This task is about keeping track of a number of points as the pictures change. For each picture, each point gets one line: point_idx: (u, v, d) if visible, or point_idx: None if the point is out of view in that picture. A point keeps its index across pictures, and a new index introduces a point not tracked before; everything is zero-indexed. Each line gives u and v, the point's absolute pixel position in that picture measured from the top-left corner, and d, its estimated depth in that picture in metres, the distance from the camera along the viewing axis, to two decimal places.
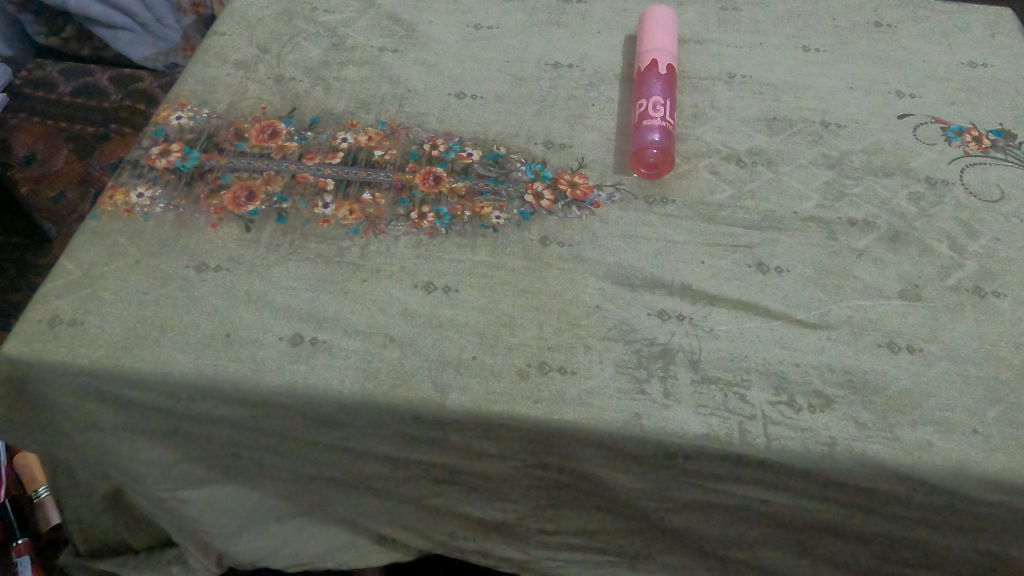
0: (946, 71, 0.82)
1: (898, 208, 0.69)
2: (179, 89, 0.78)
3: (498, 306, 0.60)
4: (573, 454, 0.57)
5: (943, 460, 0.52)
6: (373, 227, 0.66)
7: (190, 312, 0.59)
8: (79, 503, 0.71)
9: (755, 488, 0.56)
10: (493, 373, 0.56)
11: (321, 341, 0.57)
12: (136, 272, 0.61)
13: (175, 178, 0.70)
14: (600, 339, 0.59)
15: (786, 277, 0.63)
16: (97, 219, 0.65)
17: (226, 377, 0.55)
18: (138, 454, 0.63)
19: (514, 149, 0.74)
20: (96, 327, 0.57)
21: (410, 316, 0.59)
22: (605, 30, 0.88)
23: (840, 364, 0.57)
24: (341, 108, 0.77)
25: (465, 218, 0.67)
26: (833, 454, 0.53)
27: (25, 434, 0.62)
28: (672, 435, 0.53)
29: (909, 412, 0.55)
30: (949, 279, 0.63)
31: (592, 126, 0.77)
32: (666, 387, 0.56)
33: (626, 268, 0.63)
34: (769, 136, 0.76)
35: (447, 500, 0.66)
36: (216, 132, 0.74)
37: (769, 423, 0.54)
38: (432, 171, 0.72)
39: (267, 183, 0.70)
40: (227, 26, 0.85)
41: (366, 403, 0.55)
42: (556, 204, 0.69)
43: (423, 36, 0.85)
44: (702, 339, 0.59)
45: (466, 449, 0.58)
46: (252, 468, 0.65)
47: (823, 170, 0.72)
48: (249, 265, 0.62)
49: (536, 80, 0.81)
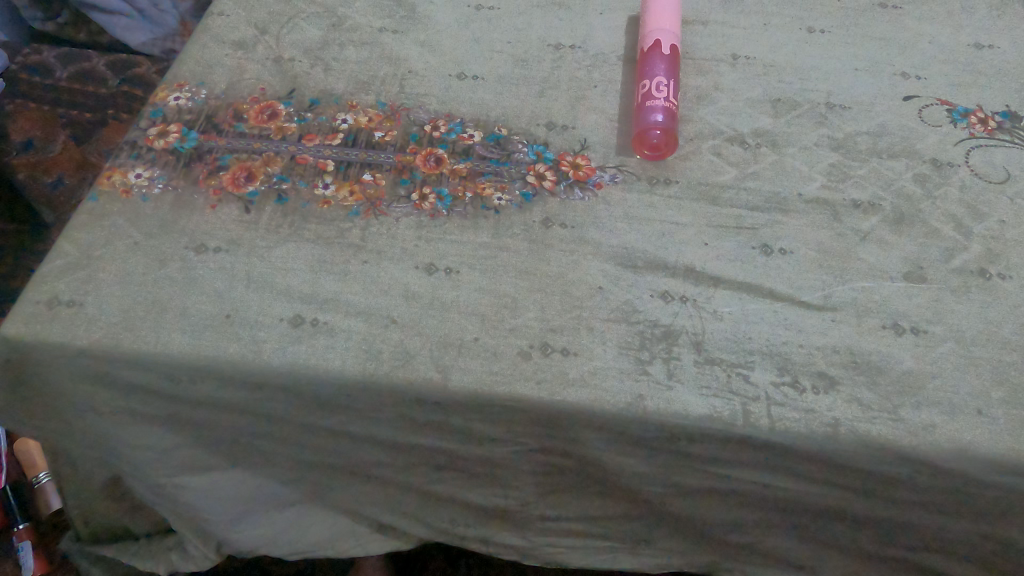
0: (953, 53, 0.81)
1: (903, 190, 0.68)
2: (177, 70, 0.77)
3: (501, 288, 0.60)
4: (576, 436, 0.56)
5: (948, 442, 0.52)
6: (374, 209, 0.65)
7: (190, 294, 0.58)
8: (80, 487, 0.72)
9: (757, 471, 0.56)
10: (495, 354, 0.56)
11: (322, 322, 0.57)
12: (134, 254, 0.60)
13: (174, 159, 0.69)
14: (602, 321, 0.58)
15: (791, 259, 0.63)
16: (95, 200, 0.64)
17: (226, 358, 0.55)
18: (138, 437, 0.63)
19: (516, 131, 0.73)
20: (96, 308, 0.57)
21: (411, 297, 0.59)
22: (607, 10, 0.87)
23: (844, 346, 0.57)
24: (341, 88, 0.76)
25: (467, 199, 0.67)
26: (837, 436, 0.52)
27: (22, 416, 0.61)
28: (676, 417, 0.53)
29: (914, 393, 0.54)
30: (955, 261, 0.63)
31: (594, 107, 0.76)
32: (670, 367, 0.55)
33: (629, 249, 0.63)
34: (774, 117, 0.75)
35: (447, 486, 0.66)
36: (214, 113, 0.73)
37: (773, 404, 0.54)
38: (433, 152, 0.71)
39: (266, 164, 0.69)
40: (224, 6, 0.84)
41: (368, 385, 0.55)
42: (558, 185, 0.68)
43: (423, 17, 0.84)
44: (706, 320, 0.58)
45: (468, 433, 0.58)
46: (253, 451, 0.64)
47: (828, 152, 0.72)
48: (248, 246, 0.62)
49: (538, 61, 0.80)
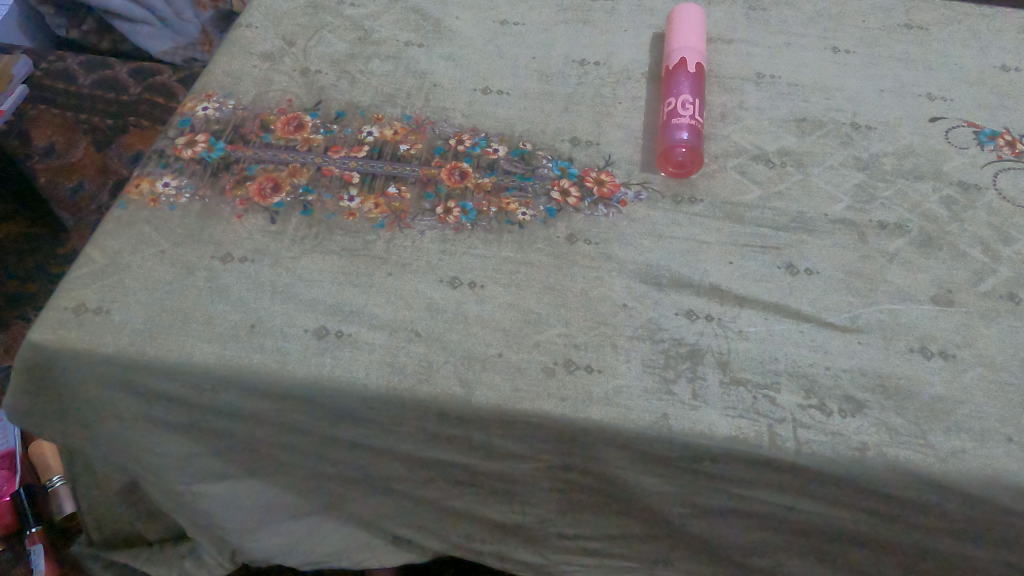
0: (980, 74, 0.81)
1: (930, 213, 0.68)
2: (205, 80, 0.77)
3: (525, 304, 0.60)
4: (598, 454, 0.56)
5: (977, 469, 0.51)
6: (398, 222, 0.65)
7: (216, 303, 0.58)
8: (100, 492, 0.72)
9: (780, 493, 0.56)
10: (519, 370, 0.56)
11: (346, 334, 0.57)
12: (161, 262, 0.61)
13: (201, 169, 0.69)
14: (627, 338, 0.58)
15: (816, 279, 0.62)
16: (123, 208, 0.65)
17: (250, 368, 0.55)
18: (159, 445, 0.63)
19: (540, 146, 0.74)
20: (122, 316, 0.57)
21: (435, 310, 0.59)
22: (632, 28, 0.87)
23: (871, 368, 0.57)
24: (367, 101, 0.77)
25: (491, 214, 0.67)
26: (864, 460, 0.52)
27: (46, 422, 0.62)
28: (701, 437, 0.53)
29: (942, 418, 0.54)
30: (982, 285, 0.62)
31: (619, 124, 0.76)
32: (695, 387, 0.55)
33: (654, 267, 0.63)
34: (798, 137, 0.75)
35: (466, 500, 0.66)
36: (242, 123, 0.74)
37: (799, 426, 0.53)
38: (458, 166, 0.71)
39: (292, 175, 0.69)
40: (252, 17, 0.85)
41: (391, 398, 0.54)
42: (583, 201, 0.68)
43: (449, 32, 0.85)
44: (731, 340, 0.58)
45: (489, 449, 0.58)
46: (273, 462, 0.65)
47: (853, 172, 0.71)
48: (274, 256, 0.62)
49: (563, 77, 0.80)
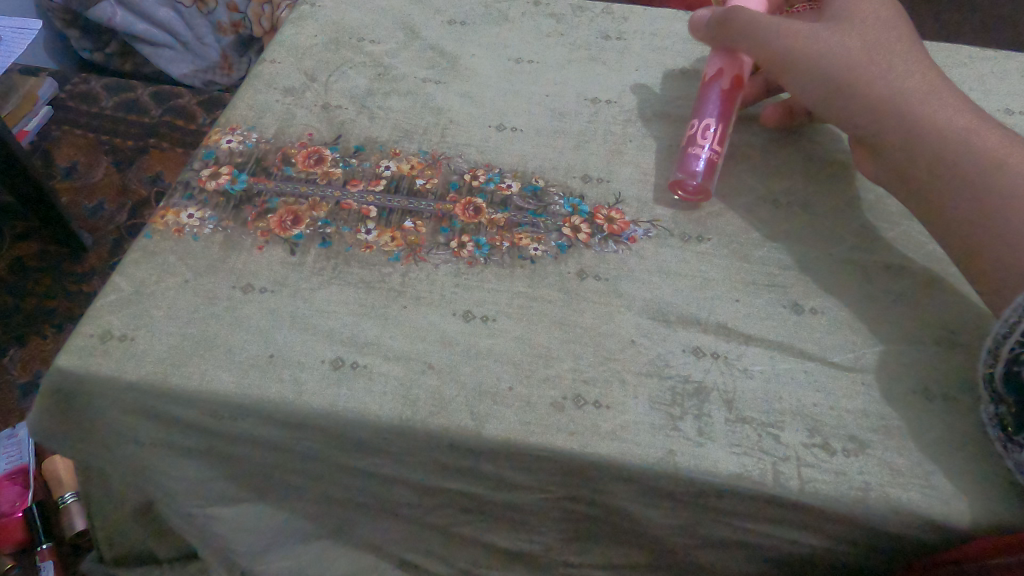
0: None
1: (934, 254, 0.69)
2: (229, 114, 0.80)
3: (536, 338, 0.61)
4: (604, 487, 0.57)
5: (978, 512, 0.52)
6: (414, 255, 0.67)
7: (237, 332, 0.60)
8: (117, 513, 0.74)
9: (783, 528, 0.57)
10: (529, 405, 0.57)
11: (361, 366, 0.58)
12: (184, 291, 0.63)
13: (224, 201, 0.72)
14: (635, 374, 0.59)
15: (821, 319, 0.64)
16: (149, 238, 0.67)
17: (267, 398, 0.56)
18: (176, 468, 0.65)
19: (553, 183, 0.76)
20: (145, 345, 0.59)
21: (448, 344, 0.60)
22: (643, 68, 0.90)
23: (874, 410, 0.58)
24: (386, 136, 0.79)
25: (504, 248, 0.69)
26: (867, 500, 0.53)
27: (65, 445, 0.63)
28: (706, 474, 0.54)
29: (943, 461, 0.55)
30: (986, 328, 0.63)
31: (630, 162, 0.78)
32: (700, 424, 0.56)
33: (662, 303, 0.64)
34: (805, 178, 0.77)
35: (475, 527, 0.68)
36: (264, 156, 0.76)
37: (804, 466, 0.54)
38: (472, 202, 0.73)
39: (312, 208, 0.72)
40: (276, 53, 0.88)
41: (404, 429, 0.56)
42: (593, 237, 0.70)
43: (465, 69, 0.88)
44: (737, 378, 0.59)
45: (498, 479, 0.59)
46: (287, 485, 0.66)
47: (858, 213, 0.73)
48: (293, 288, 0.64)
49: (575, 115, 0.83)
